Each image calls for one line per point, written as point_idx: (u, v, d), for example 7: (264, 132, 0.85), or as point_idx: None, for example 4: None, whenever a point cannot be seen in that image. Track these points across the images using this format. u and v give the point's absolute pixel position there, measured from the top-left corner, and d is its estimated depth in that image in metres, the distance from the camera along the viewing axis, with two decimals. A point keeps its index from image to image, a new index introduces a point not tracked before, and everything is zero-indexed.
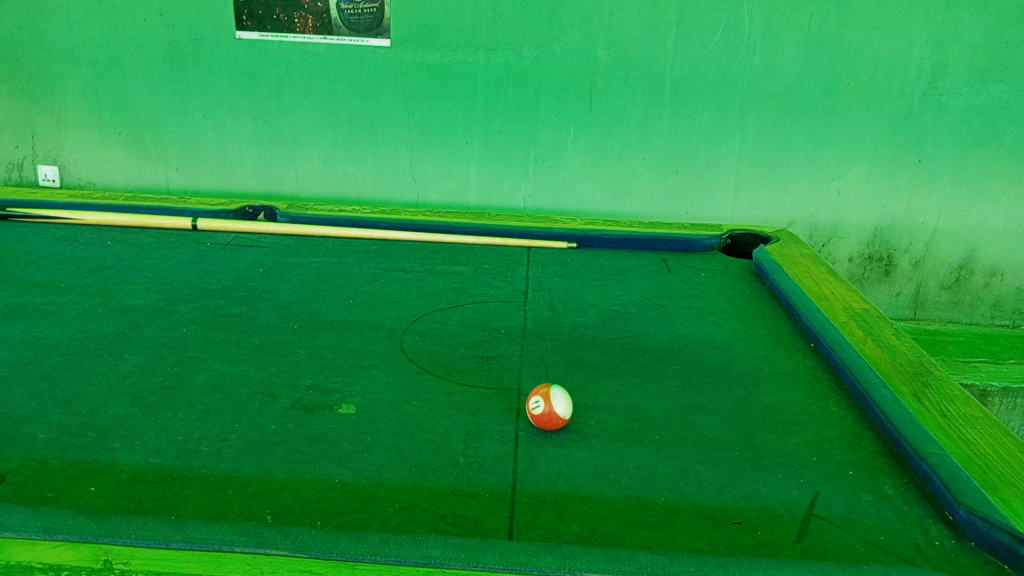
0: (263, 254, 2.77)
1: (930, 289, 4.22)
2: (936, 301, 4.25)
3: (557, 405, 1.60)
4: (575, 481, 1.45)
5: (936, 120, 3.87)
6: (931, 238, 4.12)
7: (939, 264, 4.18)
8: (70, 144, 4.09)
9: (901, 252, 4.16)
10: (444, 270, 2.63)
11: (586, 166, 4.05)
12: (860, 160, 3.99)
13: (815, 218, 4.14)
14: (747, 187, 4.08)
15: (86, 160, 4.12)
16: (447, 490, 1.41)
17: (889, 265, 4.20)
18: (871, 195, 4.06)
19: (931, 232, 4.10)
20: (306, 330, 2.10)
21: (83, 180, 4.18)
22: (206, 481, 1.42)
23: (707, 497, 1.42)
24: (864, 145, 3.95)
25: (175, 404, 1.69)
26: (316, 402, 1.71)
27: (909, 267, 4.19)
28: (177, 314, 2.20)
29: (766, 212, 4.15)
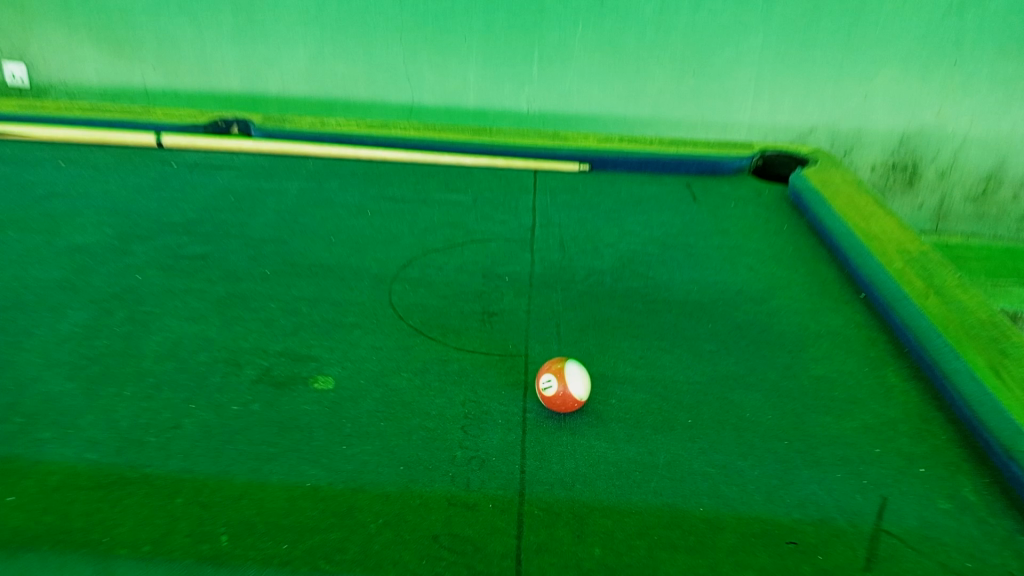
0: (236, 177, 2.45)
1: (955, 201, 3.90)
2: (959, 214, 3.94)
3: (573, 386, 1.34)
4: (595, 484, 1.21)
5: (978, 16, 3.40)
6: (960, 146, 3.76)
7: (967, 174, 3.83)
8: (33, 40, 3.65)
9: (928, 161, 3.82)
10: (439, 198, 2.32)
11: (601, 68, 3.64)
12: (891, 62, 3.57)
13: (838, 125, 3.77)
14: (769, 91, 3.69)
15: (51, 58, 3.71)
16: (442, 498, 1.17)
17: (913, 176, 3.87)
18: (900, 99, 3.67)
19: (962, 139, 3.74)
20: (280, 276, 1.82)
21: (53, 80, 3.77)
22: (151, 485, 1.18)
23: (755, 508, 1.18)
24: (898, 45, 3.52)
25: (122, 377, 1.43)
26: (287, 373, 1.45)
27: (934, 177, 3.85)
28: (132, 255, 1.91)
29: (788, 118, 3.77)
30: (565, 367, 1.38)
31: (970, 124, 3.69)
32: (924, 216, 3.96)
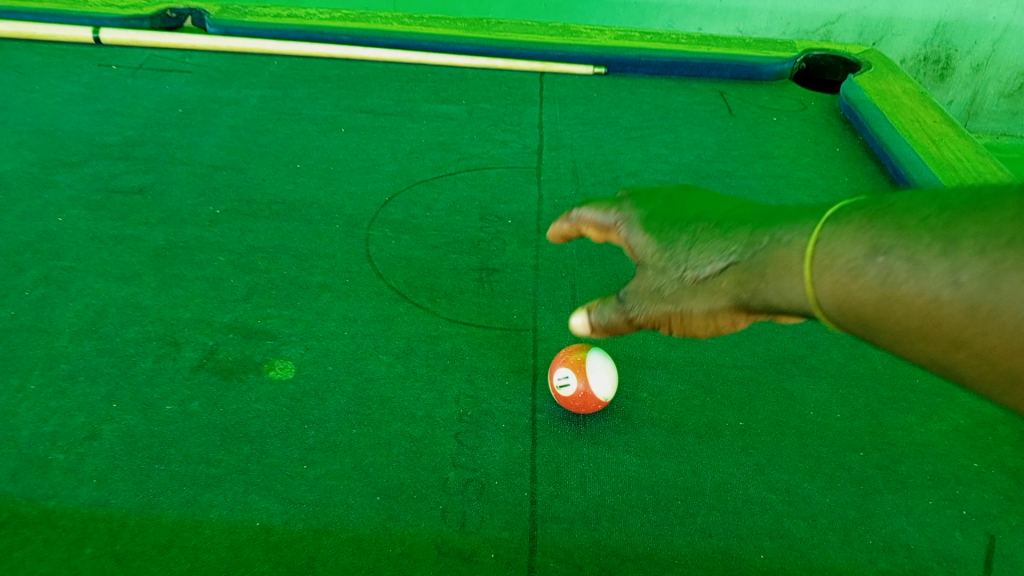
0: (186, 83, 2.07)
1: (988, 98, 3.34)
2: (992, 112, 3.39)
3: (598, 387, 1.05)
4: (627, 523, 0.95)
5: None
6: (1001, 37, 3.14)
7: (1005, 69, 3.24)
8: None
9: (964, 54, 3.21)
10: (427, 111, 1.96)
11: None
12: None
13: (868, 11, 3.11)
14: None
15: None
16: (430, 546, 0.91)
17: (945, 70, 3.27)
18: None
19: (1003, 29, 3.11)
20: (234, 218, 1.49)
21: None
22: (53, 529, 0.91)
23: (829, 554, 0.93)
24: None
25: (28, 364, 1.14)
26: (236, 357, 1.16)
27: (969, 71, 3.26)
28: (54, 189, 1.57)
29: (816, 4, 3.10)
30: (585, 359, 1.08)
31: (1014, 12, 3.06)
32: (953, 113, 3.40)
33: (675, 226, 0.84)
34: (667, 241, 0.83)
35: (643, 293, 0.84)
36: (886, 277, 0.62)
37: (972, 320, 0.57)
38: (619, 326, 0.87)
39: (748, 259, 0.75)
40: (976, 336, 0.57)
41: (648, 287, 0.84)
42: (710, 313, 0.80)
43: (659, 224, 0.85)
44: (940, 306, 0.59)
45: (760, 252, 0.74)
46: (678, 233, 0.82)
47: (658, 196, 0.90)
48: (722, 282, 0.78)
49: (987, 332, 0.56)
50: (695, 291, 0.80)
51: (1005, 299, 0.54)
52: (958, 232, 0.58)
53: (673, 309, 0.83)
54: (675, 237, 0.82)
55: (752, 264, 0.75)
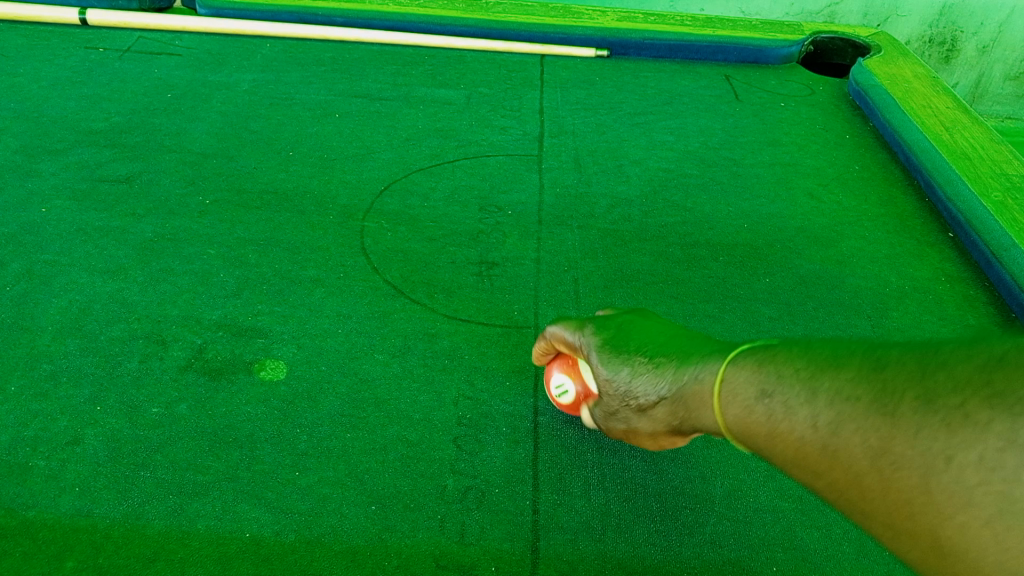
0: (175, 67, 2.00)
1: (993, 80, 3.27)
2: (997, 96, 3.32)
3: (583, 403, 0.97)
4: (632, 533, 0.91)
5: None
6: (1007, 18, 3.07)
7: (1011, 51, 3.16)
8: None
9: (969, 36, 3.14)
10: (424, 96, 1.90)
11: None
12: None
13: None
14: None
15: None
16: (428, 558, 0.87)
17: (950, 52, 3.19)
18: None
19: (1010, 10, 3.04)
20: (224, 209, 1.44)
21: None
22: (34, 542, 0.87)
23: (844, 567, 0.89)
24: None
25: (8, 364, 1.09)
26: (226, 357, 1.11)
27: (974, 53, 3.19)
28: (37, 178, 1.52)
29: None
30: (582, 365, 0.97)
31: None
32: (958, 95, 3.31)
33: (620, 353, 0.88)
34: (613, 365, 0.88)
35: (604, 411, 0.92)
36: (770, 417, 0.68)
37: (828, 461, 0.62)
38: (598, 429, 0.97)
39: (675, 393, 0.80)
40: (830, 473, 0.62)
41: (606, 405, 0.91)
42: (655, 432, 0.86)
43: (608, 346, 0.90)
44: (808, 447, 0.64)
45: (682, 384, 0.79)
46: (622, 362, 0.87)
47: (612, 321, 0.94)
48: (658, 411, 0.83)
49: (838, 471, 0.61)
50: (638, 414, 0.87)
51: (850, 445, 0.60)
52: (825, 382, 0.64)
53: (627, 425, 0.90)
54: (619, 364, 0.87)
55: (678, 397, 0.80)
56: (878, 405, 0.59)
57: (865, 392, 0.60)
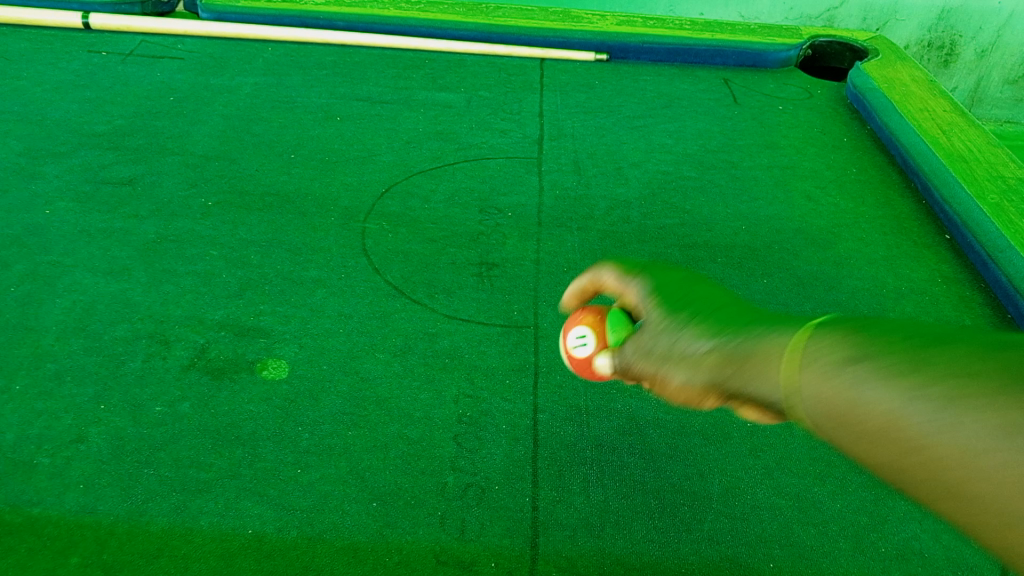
0: (178, 70, 2.02)
1: (993, 84, 3.27)
2: (997, 100, 3.31)
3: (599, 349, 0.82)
4: (630, 529, 0.92)
5: None
6: (1006, 23, 3.09)
7: (1010, 55, 3.18)
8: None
9: (968, 40, 3.15)
10: (426, 99, 1.91)
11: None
12: None
13: None
14: None
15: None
16: (429, 554, 0.88)
17: (949, 56, 3.21)
18: None
19: (1009, 15, 3.06)
20: (226, 211, 1.45)
21: None
22: (39, 538, 0.88)
23: (840, 564, 0.90)
24: None
25: (13, 363, 1.11)
26: (229, 356, 1.13)
27: (973, 57, 3.20)
28: (41, 180, 1.53)
29: None
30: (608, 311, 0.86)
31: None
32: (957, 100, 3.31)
33: (672, 296, 0.68)
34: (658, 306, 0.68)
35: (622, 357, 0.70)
36: (861, 391, 0.47)
37: (927, 445, 0.44)
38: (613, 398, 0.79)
39: (737, 341, 0.58)
40: (936, 464, 0.43)
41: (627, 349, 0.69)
42: (681, 394, 0.64)
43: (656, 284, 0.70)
44: (902, 426, 0.45)
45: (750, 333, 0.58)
46: (673, 304, 0.66)
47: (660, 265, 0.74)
48: (707, 359, 0.61)
49: (948, 462, 0.43)
50: (662, 367, 0.66)
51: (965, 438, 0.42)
52: (933, 353, 0.45)
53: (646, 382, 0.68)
54: (667, 301, 0.67)
55: (741, 346, 0.58)
56: (1018, 374, 0.41)
57: (990, 361, 0.42)
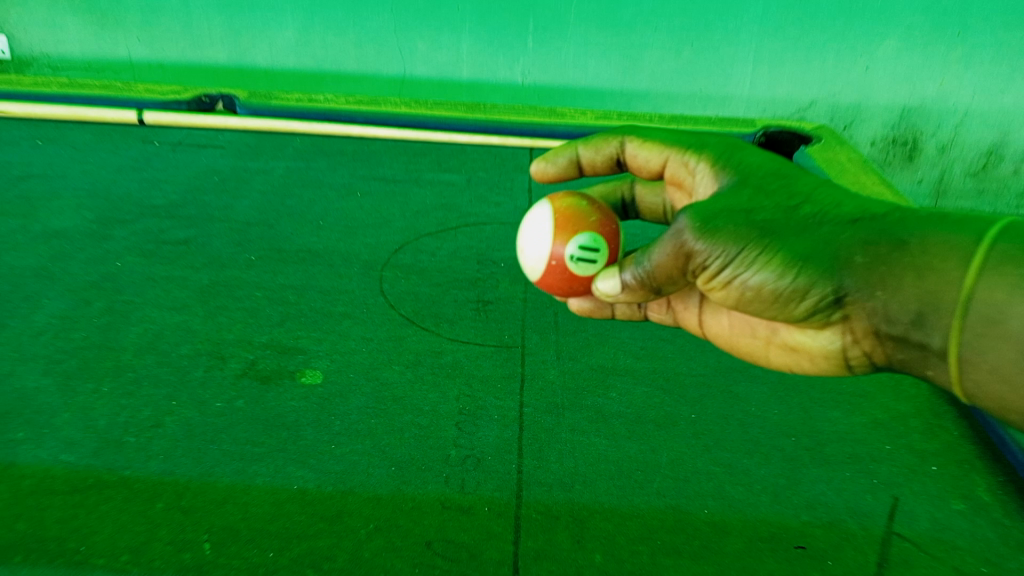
0: (221, 157, 2.37)
1: (955, 176, 3.62)
2: (959, 191, 3.66)
3: (606, 284, 1.23)
4: (595, 486, 1.16)
5: None
6: (960, 121, 3.46)
7: (968, 149, 3.53)
8: (14, 9, 3.29)
9: (929, 136, 3.52)
10: (432, 179, 2.25)
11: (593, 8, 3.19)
12: (893, 31, 3.23)
13: (837, 98, 3.43)
14: (767, 62, 3.33)
15: (26, 29, 3.35)
16: (435, 502, 1.12)
17: (913, 151, 3.57)
18: (900, 73, 3.34)
19: (961, 114, 3.43)
20: (267, 263, 1.75)
21: (35, 51, 3.40)
22: (131, 491, 1.12)
23: (761, 509, 1.13)
24: (901, 16, 3.19)
25: (99, 372, 1.37)
26: (273, 367, 1.39)
27: (934, 152, 3.56)
28: (111, 241, 1.83)
29: (787, 93, 3.41)
30: (603, 232, 1.30)
31: (971, 98, 3.37)
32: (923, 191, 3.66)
33: (791, 203, 1.04)
34: (781, 208, 1.03)
35: (706, 234, 1.03)
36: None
37: None
38: (642, 279, 1.15)
39: (880, 254, 0.97)
40: None
41: (717, 230, 1.02)
42: (797, 279, 1.02)
43: (666, 141, 1.32)
44: None
45: (887, 249, 0.97)
46: (798, 212, 1.02)
47: (753, 178, 1.10)
48: (853, 264, 0.99)
49: None
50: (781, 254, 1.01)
51: None
52: None
53: (742, 262, 1.04)
54: (789, 206, 1.03)
55: (883, 260, 0.97)
56: None
57: None
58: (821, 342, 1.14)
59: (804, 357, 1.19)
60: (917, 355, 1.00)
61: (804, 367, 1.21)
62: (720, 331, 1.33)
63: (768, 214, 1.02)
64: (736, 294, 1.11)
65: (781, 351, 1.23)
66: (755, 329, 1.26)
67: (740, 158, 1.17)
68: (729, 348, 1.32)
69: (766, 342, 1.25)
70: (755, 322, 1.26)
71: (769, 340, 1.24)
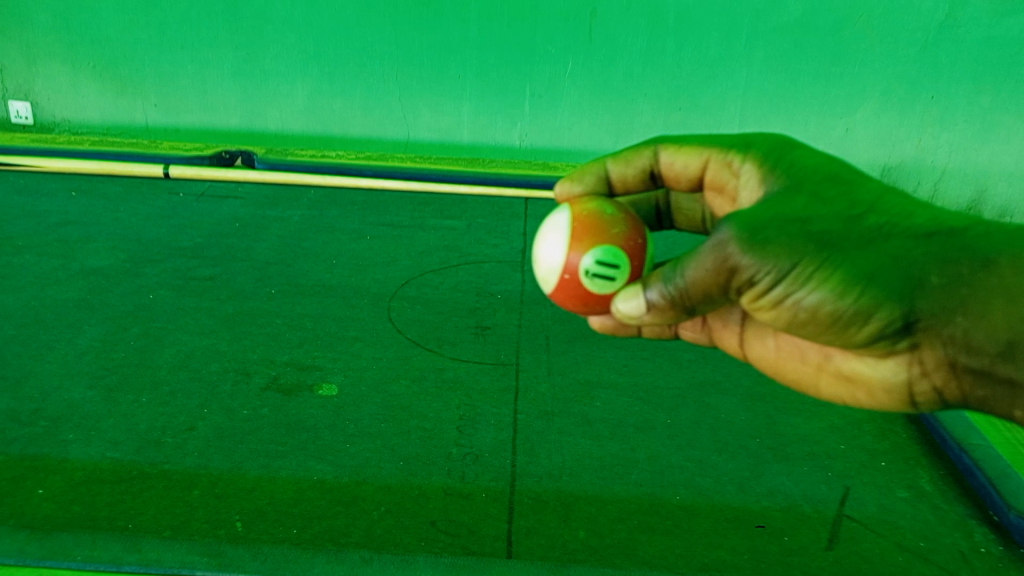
0: (241, 207, 2.57)
1: None
2: None
3: (628, 304, 0.92)
4: (581, 477, 1.31)
5: (951, 53, 3.37)
6: (940, 178, 3.63)
7: (947, 205, 3.68)
8: (42, 78, 3.55)
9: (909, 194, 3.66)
10: (435, 225, 2.45)
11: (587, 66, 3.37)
12: (870, 95, 3.49)
13: None
14: (751, 124, 3.56)
15: (51, 97, 3.60)
16: (438, 489, 1.27)
17: None
18: (878, 133, 3.56)
19: (940, 172, 3.61)
20: (286, 296, 1.93)
21: (58, 117, 3.64)
22: (170, 480, 1.26)
23: (727, 496, 1.28)
24: (876, 82, 3.45)
25: (139, 385, 1.53)
26: (294, 381, 1.56)
27: None
28: (144, 277, 2.01)
29: None
30: (629, 246, 0.99)
31: (948, 155, 3.57)
32: None
33: (854, 211, 0.80)
34: (843, 217, 0.79)
35: (751, 244, 0.77)
36: None
37: None
38: (665, 303, 0.87)
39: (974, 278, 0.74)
40: None
41: (766, 243, 0.77)
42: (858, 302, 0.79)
43: (702, 142, 1.08)
44: None
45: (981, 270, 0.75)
46: (864, 221, 0.79)
47: (803, 177, 0.86)
48: (929, 285, 0.76)
49: None
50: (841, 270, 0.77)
51: None
52: None
53: (792, 281, 0.79)
54: (853, 213, 0.79)
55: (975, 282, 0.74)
56: None
57: None
58: (885, 372, 0.91)
59: (860, 391, 0.96)
60: (1004, 393, 0.77)
61: (859, 401, 0.98)
62: (763, 355, 1.08)
63: (827, 224, 0.78)
64: (779, 316, 0.86)
65: (834, 381, 0.99)
66: (804, 353, 1.01)
67: (788, 152, 0.94)
68: (775, 375, 1.07)
69: (817, 368, 1.00)
70: (803, 346, 1.01)
71: (821, 366, 1.00)
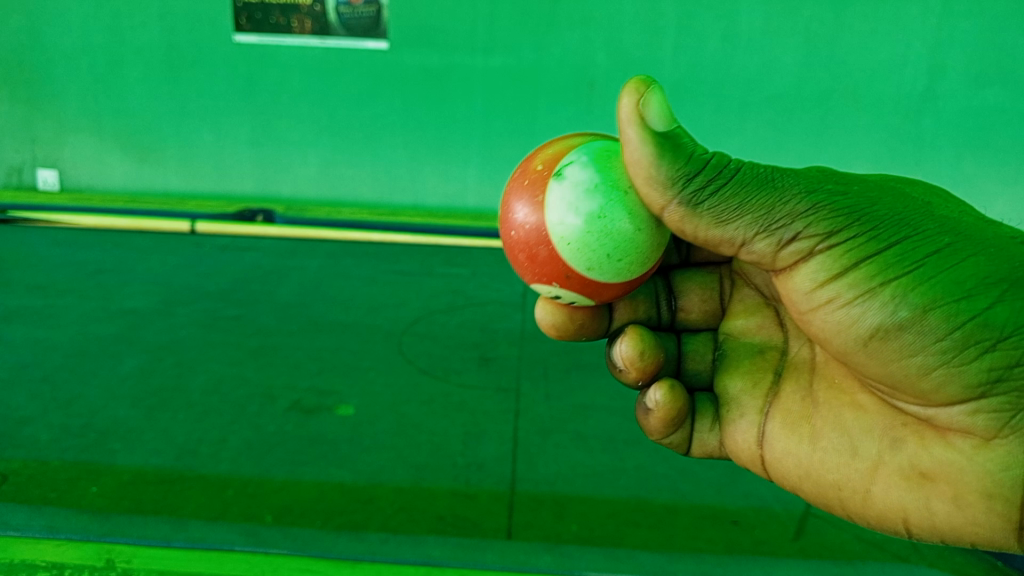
0: (262, 258, 2.78)
1: None
2: None
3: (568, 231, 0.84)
4: (574, 481, 1.46)
5: (934, 121, 3.59)
6: None
7: None
8: (69, 147, 3.82)
9: None
10: (443, 272, 2.64)
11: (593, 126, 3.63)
12: (857, 164, 3.69)
13: None
14: None
15: (80, 165, 3.86)
16: (445, 492, 1.41)
17: None
18: None
19: None
20: (306, 332, 2.11)
21: (83, 184, 3.89)
22: (207, 481, 1.41)
23: (706, 498, 1.43)
24: (861, 150, 3.67)
25: (176, 404, 1.69)
26: (315, 403, 1.72)
27: None
28: (176, 317, 2.19)
29: None
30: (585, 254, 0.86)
31: None
32: None
33: (955, 217, 0.83)
34: (942, 216, 0.81)
35: (838, 199, 0.79)
36: None
37: None
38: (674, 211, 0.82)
39: None
40: None
41: (862, 204, 0.79)
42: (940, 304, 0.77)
43: None
44: None
45: None
46: (968, 226, 0.81)
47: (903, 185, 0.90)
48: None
49: None
50: (932, 259, 0.77)
51: None
52: None
53: (871, 253, 0.78)
54: (952, 219, 0.81)
55: None
56: None
57: None
58: (982, 465, 0.80)
59: (938, 495, 0.83)
60: None
61: (931, 514, 0.83)
62: (804, 460, 0.93)
63: (931, 212, 0.81)
64: (857, 319, 0.82)
65: (898, 482, 0.86)
66: (855, 449, 0.89)
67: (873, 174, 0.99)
68: (807, 483, 0.93)
69: (873, 465, 0.88)
70: (857, 437, 0.89)
71: (878, 462, 0.88)
